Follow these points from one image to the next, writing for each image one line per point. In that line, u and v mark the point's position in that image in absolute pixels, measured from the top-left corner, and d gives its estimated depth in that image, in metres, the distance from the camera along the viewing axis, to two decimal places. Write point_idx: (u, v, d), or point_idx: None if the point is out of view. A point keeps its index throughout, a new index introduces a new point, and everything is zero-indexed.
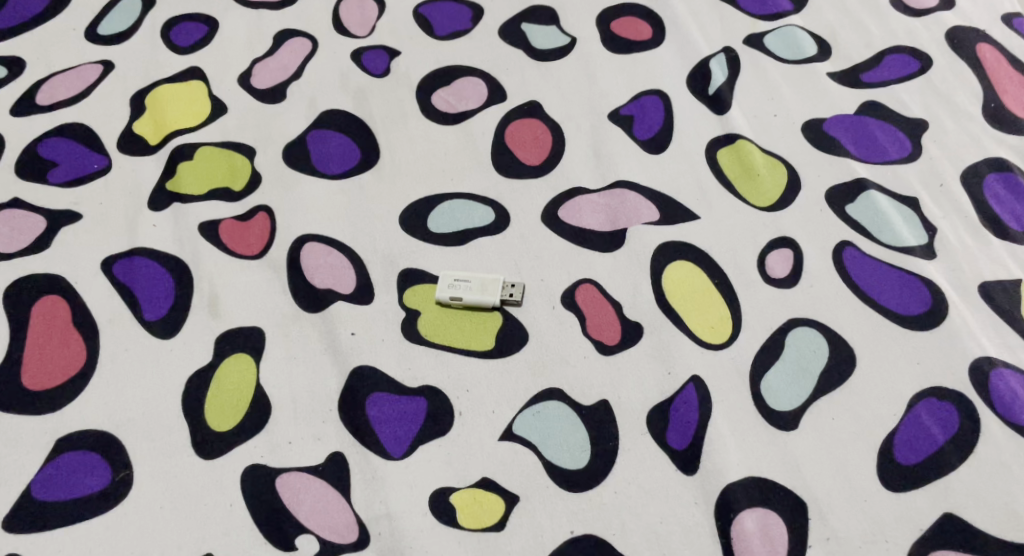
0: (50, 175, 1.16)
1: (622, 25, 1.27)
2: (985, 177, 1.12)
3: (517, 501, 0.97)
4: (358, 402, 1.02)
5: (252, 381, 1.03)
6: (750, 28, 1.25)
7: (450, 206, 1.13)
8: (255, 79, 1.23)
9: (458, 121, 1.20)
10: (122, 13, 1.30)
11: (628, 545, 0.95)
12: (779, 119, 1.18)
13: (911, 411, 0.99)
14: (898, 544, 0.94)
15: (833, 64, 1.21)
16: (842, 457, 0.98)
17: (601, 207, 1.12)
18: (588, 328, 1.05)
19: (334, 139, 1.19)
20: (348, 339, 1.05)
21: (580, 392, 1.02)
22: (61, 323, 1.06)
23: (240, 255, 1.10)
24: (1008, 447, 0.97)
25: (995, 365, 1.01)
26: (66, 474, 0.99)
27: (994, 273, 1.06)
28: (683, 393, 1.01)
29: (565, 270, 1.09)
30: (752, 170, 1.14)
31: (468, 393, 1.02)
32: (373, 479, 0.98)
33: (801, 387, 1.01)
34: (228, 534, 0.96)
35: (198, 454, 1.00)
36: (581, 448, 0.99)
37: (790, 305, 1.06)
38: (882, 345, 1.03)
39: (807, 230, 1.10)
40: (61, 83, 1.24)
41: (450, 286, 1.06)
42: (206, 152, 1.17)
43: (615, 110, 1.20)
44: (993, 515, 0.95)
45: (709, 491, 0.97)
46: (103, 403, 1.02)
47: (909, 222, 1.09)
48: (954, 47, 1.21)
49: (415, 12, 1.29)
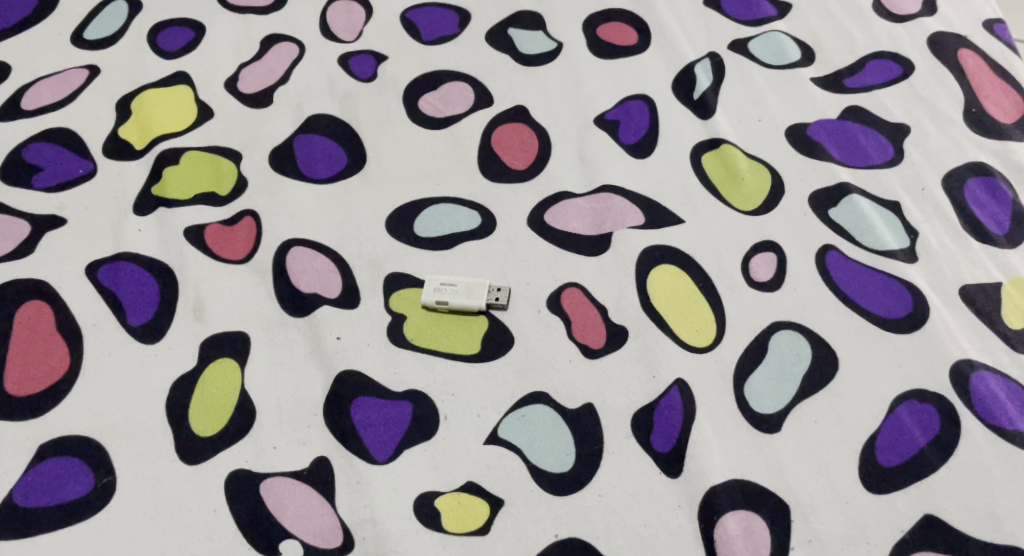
0: (36, 179, 1.16)
1: (609, 30, 1.27)
2: (968, 182, 1.13)
3: (501, 504, 0.97)
4: (343, 406, 1.02)
5: (237, 386, 1.03)
6: (735, 33, 1.26)
7: (436, 210, 1.14)
8: (243, 83, 1.24)
9: (445, 126, 1.20)
10: (109, 18, 1.30)
11: (611, 548, 0.95)
12: (763, 123, 1.18)
13: (894, 413, 1.00)
14: (880, 545, 0.94)
15: (817, 69, 1.22)
16: (825, 459, 0.98)
17: (586, 211, 1.13)
18: (572, 331, 1.06)
19: (320, 142, 1.19)
20: (334, 344, 1.05)
21: (565, 396, 1.02)
22: (45, 329, 1.06)
23: (226, 260, 1.11)
24: (989, 449, 0.98)
25: (975, 367, 1.01)
26: (49, 480, 0.99)
27: (976, 277, 1.07)
28: (667, 396, 1.02)
29: (551, 274, 1.09)
30: (736, 174, 1.15)
31: (454, 396, 1.02)
32: (357, 484, 0.99)
33: (784, 390, 1.02)
34: (212, 539, 0.96)
35: (183, 460, 1.00)
36: (565, 451, 1.00)
37: (774, 309, 1.06)
38: (864, 348, 1.03)
39: (790, 234, 1.10)
40: (48, 87, 1.24)
41: (435, 290, 1.07)
42: (191, 157, 1.18)
43: (602, 115, 1.20)
44: (975, 518, 0.95)
45: (693, 494, 0.97)
46: (88, 408, 1.02)
47: (892, 227, 1.10)
48: (936, 53, 1.22)
49: (402, 16, 1.30)
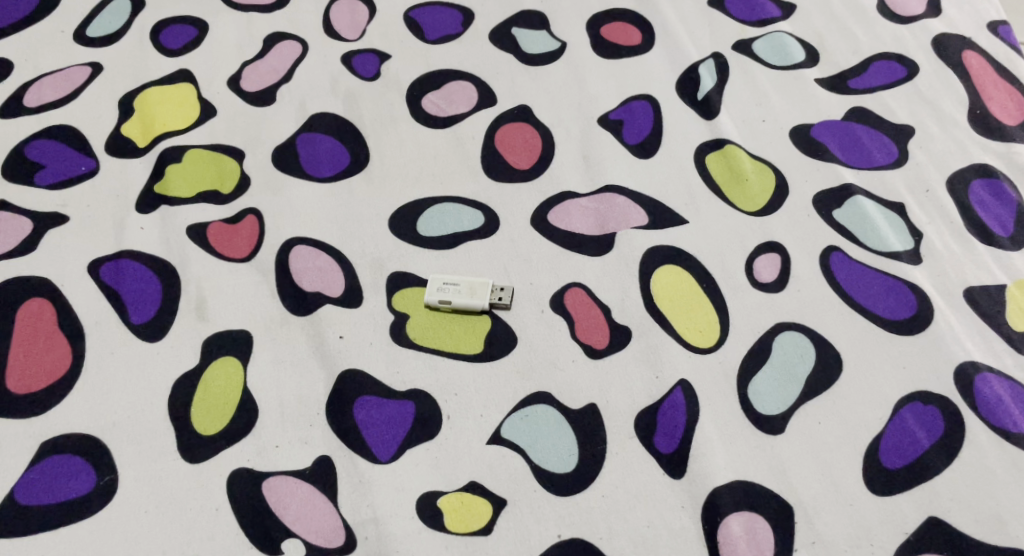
0: (38, 177, 1.16)
1: (612, 30, 1.27)
2: (972, 184, 1.12)
3: (504, 504, 0.97)
4: (345, 405, 1.02)
5: (239, 384, 1.03)
6: (739, 33, 1.26)
7: (440, 209, 1.14)
8: (245, 81, 1.23)
9: (448, 125, 1.20)
10: (111, 15, 1.30)
11: (614, 548, 0.95)
12: (767, 124, 1.18)
13: (898, 415, 1.00)
14: (883, 547, 0.94)
15: (821, 70, 1.22)
16: (828, 460, 0.98)
17: (590, 211, 1.13)
18: (575, 332, 1.06)
19: (323, 141, 1.19)
20: (336, 343, 1.05)
21: (569, 396, 1.02)
22: (47, 327, 1.06)
23: (229, 258, 1.10)
24: (992, 451, 0.98)
25: (979, 369, 1.01)
26: (52, 478, 0.98)
27: (980, 279, 1.07)
28: (671, 396, 1.01)
29: (554, 274, 1.09)
30: (740, 175, 1.14)
31: (457, 396, 1.02)
32: (360, 483, 0.98)
33: (787, 392, 1.01)
34: (214, 538, 0.96)
35: (185, 458, 0.99)
36: (569, 451, 0.99)
37: (778, 309, 1.06)
38: (868, 349, 1.03)
39: (794, 235, 1.10)
40: (50, 85, 1.23)
41: (438, 290, 1.07)
42: (194, 155, 1.17)
43: (606, 115, 1.20)
44: (979, 520, 0.95)
45: (696, 495, 0.97)
46: (90, 406, 1.02)
47: (897, 228, 1.10)
48: (940, 55, 1.22)
49: (406, 15, 1.29)
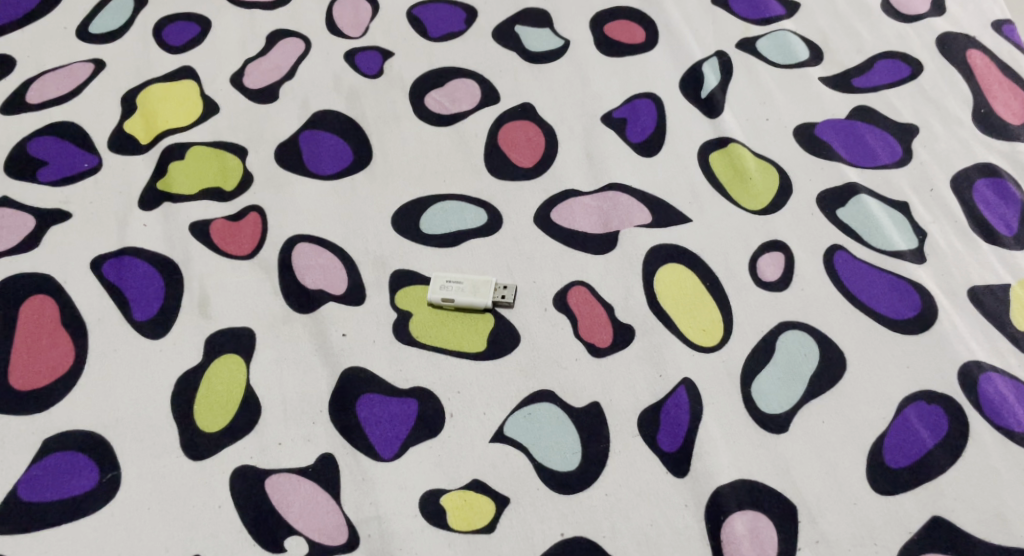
0: (41, 173, 1.16)
1: (616, 28, 1.27)
2: (977, 183, 1.12)
3: (507, 503, 0.97)
4: (348, 403, 1.02)
5: (242, 381, 1.03)
6: (743, 31, 1.25)
7: (443, 207, 1.13)
8: (248, 78, 1.23)
9: (452, 122, 1.20)
10: (114, 12, 1.29)
11: (617, 547, 0.95)
12: (770, 123, 1.18)
13: (901, 414, 0.99)
14: (887, 546, 0.94)
15: (825, 69, 1.22)
16: (832, 460, 0.98)
17: (593, 210, 1.13)
18: (578, 330, 1.05)
19: (325, 139, 1.19)
20: (339, 341, 1.05)
21: (572, 395, 1.02)
22: (50, 323, 1.06)
23: (231, 255, 1.10)
24: (996, 451, 0.97)
25: (983, 369, 1.01)
26: (54, 475, 0.98)
27: (984, 278, 1.06)
28: (674, 395, 1.01)
29: (558, 272, 1.09)
30: (744, 174, 1.14)
31: (460, 394, 1.02)
32: (363, 481, 0.98)
33: (791, 391, 1.01)
34: (216, 536, 0.96)
35: (188, 456, 0.99)
36: (572, 450, 0.99)
37: (782, 308, 1.06)
38: (872, 349, 1.03)
39: (798, 234, 1.10)
40: (52, 82, 1.23)
41: (441, 288, 1.06)
42: (197, 152, 1.17)
43: (609, 113, 1.20)
44: (983, 519, 0.95)
45: (699, 493, 0.97)
46: (93, 403, 1.02)
47: (901, 227, 1.10)
48: (944, 54, 1.22)
49: (409, 13, 1.29)
